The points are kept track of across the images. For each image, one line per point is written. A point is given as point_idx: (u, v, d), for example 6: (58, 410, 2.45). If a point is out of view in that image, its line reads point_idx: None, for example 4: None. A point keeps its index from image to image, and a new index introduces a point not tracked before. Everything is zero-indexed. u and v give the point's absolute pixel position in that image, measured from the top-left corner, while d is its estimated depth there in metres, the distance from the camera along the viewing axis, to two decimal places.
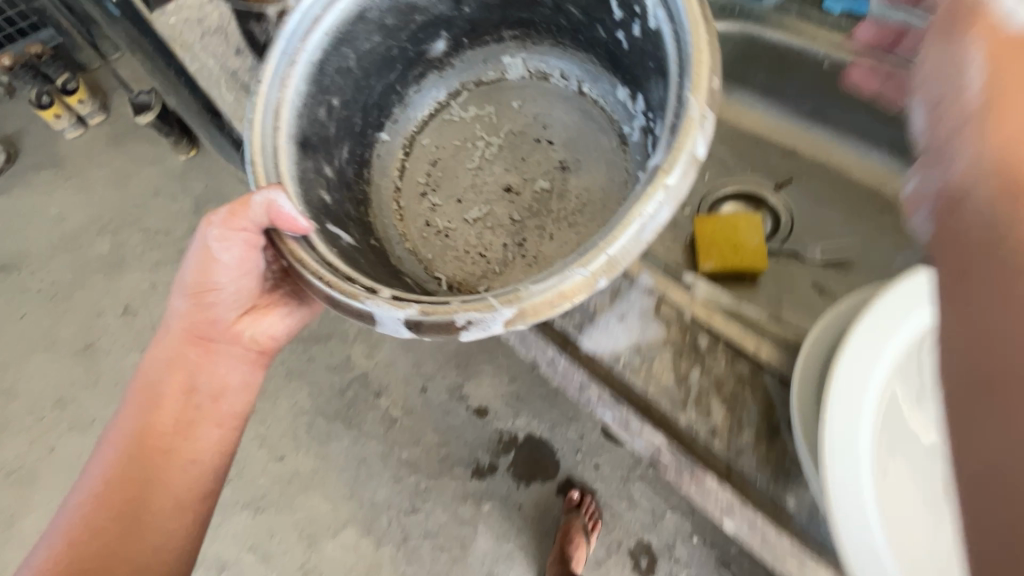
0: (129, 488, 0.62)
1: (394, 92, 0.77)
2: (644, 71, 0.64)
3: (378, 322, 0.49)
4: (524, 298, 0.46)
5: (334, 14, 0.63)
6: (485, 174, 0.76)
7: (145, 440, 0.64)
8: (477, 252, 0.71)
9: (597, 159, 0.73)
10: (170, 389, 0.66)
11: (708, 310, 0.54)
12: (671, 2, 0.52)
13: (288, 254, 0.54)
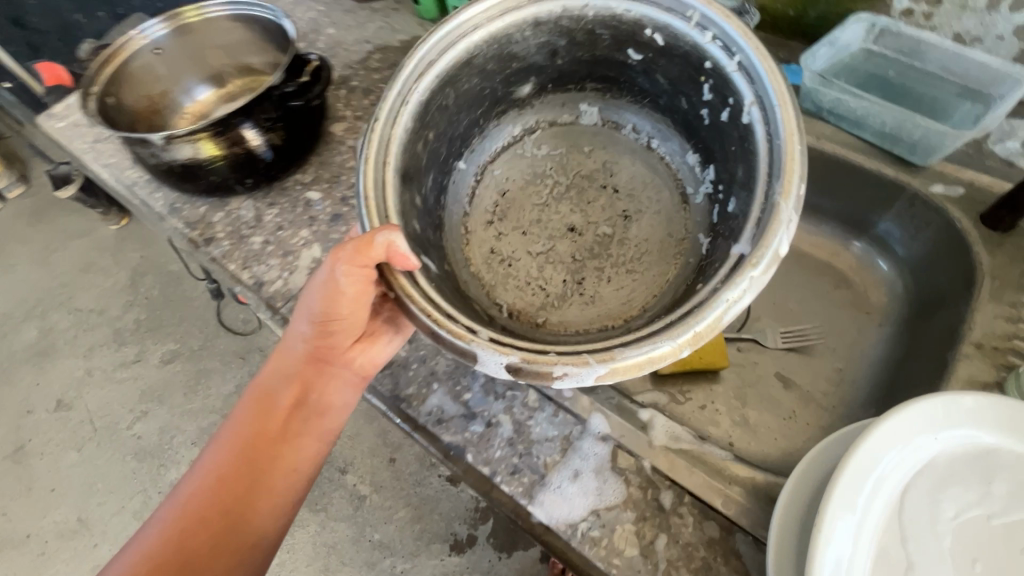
0: (225, 509, 0.49)
1: (477, 128, 0.64)
2: (724, 154, 0.55)
3: (481, 360, 0.41)
4: (618, 357, 0.39)
5: (452, 55, 0.54)
6: (551, 211, 0.66)
7: (242, 451, 0.51)
8: (537, 286, 0.62)
9: (660, 218, 0.63)
10: (281, 400, 0.53)
11: (669, 458, 0.49)
12: (773, 98, 0.45)
13: (395, 288, 0.44)
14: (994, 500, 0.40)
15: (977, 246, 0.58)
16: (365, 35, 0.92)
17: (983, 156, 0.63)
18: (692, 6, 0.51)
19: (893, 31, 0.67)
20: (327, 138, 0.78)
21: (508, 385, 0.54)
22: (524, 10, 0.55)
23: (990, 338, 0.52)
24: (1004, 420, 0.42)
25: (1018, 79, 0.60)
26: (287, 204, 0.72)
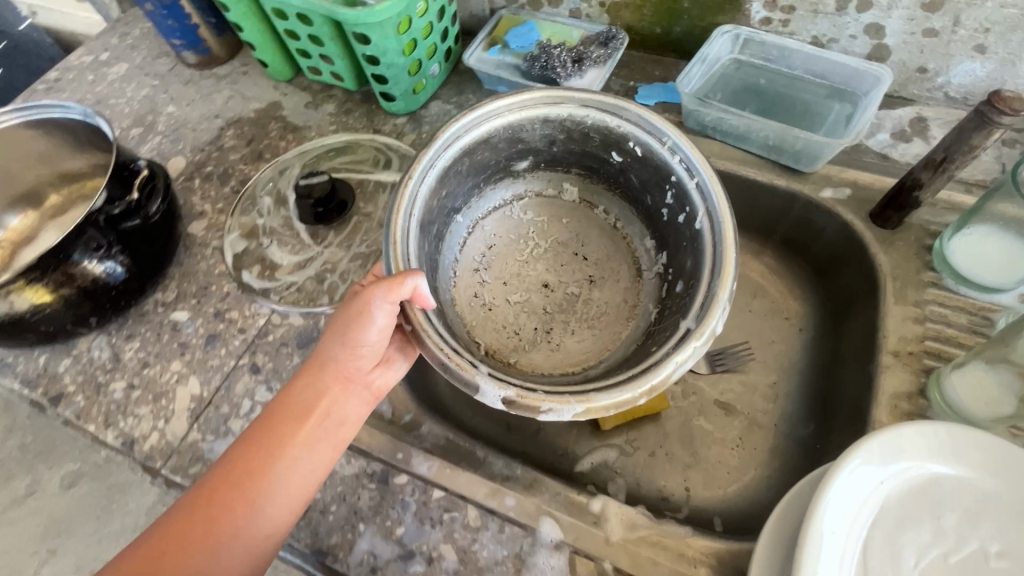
0: (218, 516, 0.42)
1: (475, 191, 0.61)
2: (675, 246, 0.56)
3: (483, 390, 0.42)
4: (595, 398, 0.42)
5: (475, 133, 0.55)
6: (528, 267, 0.63)
7: (245, 458, 0.44)
8: (509, 330, 0.59)
9: (616, 291, 0.61)
10: (294, 410, 0.45)
11: (629, 552, 0.45)
12: (715, 218, 0.48)
13: (412, 321, 0.45)
14: (947, 534, 0.40)
15: (873, 247, 0.59)
16: (212, 108, 0.81)
17: (861, 154, 0.64)
18: (667, 131, 0.52)
19: (757, 41, 0.68)
20: (184, 241, 0.67)
21: (443, 507, 0.48)
22: (537, 107, 0.56)
23: (905, 343, 0.53)
24: (947, 448, 0.41)
25: (877, 76, 0.62)
26: (149, 333, 0.61)
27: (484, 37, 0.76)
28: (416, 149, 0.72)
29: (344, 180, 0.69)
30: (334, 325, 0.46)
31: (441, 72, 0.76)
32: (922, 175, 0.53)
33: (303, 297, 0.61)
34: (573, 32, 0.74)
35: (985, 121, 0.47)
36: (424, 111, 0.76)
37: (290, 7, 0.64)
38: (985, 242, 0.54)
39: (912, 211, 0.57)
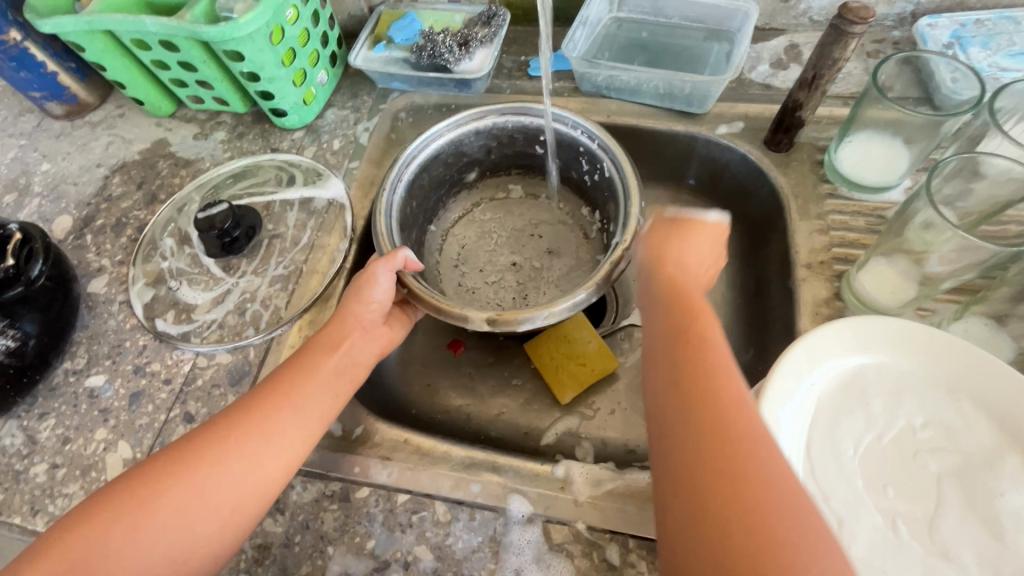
0: (244, 423, 0.42)
1: (440, 203, 0.76)
2: (602, 200, 0.70)
3: (471, 318, 0.51)
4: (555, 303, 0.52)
5: (425, 152, 0.68)
6: (495, 255, 0.77)
7: (275, 377, 0.46)
8: (492, 304, 0.72)
9: (572, 259, 0.75)
10: (318, 347, 0.48)
11: (599, 507, 0.46)
12: (621, 167, 0.62)
13: (407, 284, 0.52)
14: (878, 417, 0.43)
15: (772, 171, 0.62)
16: (93, 157, 0.75)
17: (747, 87, 0.67)
18: (567, 115, 0.66)
19: None
20: (86, 302, 0.62)
21: (411, 509, 0.47)
22: (468, 123, 0.69)
23: (815, 254, 0.56)
24: (865, 340, 0.44)
25: (746, 11, 0.65)
26: (65, 407, 0.56)
27: (367, 37, 0.74)
28: (320, 161, 0.70)
29: (248, 206, 0.66)
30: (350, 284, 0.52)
31: (330, 79, 0.74)
32: (800, 96, 0.56)
33: (227, 333, 0.58)
34: (454, 17, 0.74)
35: (840, 34, 0.50)
36: (320, 121, 0.74)
37: (149, 34, 0.60)
38: (866, 147, 0.58)
39: (799, 131, 0.61)
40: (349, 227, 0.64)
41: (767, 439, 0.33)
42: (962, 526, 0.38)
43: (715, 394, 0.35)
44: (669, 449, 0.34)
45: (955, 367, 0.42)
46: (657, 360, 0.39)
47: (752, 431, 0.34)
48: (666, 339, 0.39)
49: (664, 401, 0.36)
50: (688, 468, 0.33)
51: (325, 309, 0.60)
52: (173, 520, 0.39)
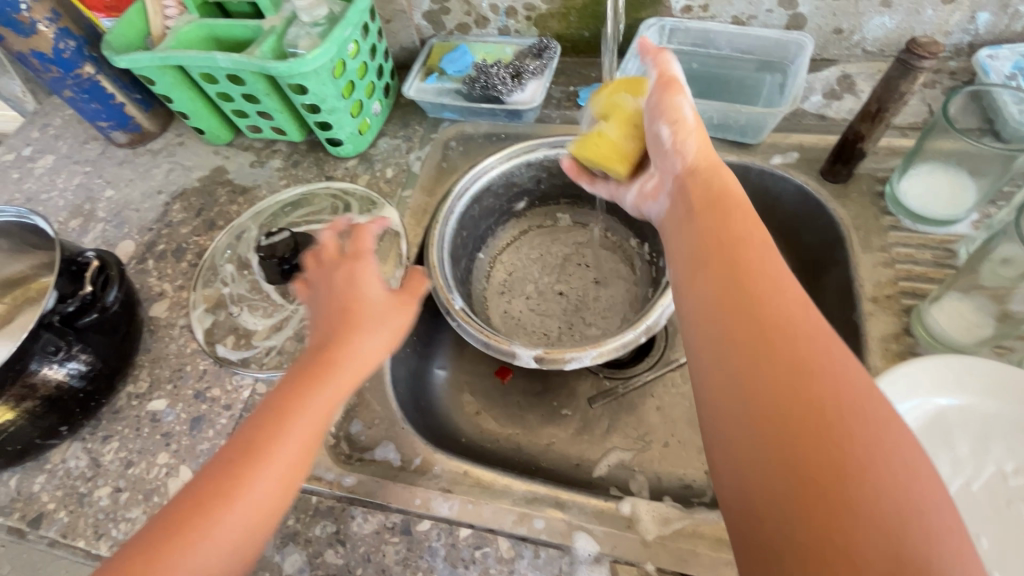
0: (235, 500, 0.37)
1: (490, 232, 0.78)
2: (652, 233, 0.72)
3: (518, 354, 0.56)
4: (602, 343, 0.56)
5: (479, 184, 0.71)
6: (541, 282, 0.77)
7: (256, 431, 0.40)
8: (539, 331, 0.73)
9: (621, 288, 0.75)
10: (292, 396, 0.42)
11: (668, 549, 0.44)
12: None
13: (457, 318, 0.60)
14: (964, 461, 0.41)
15: (830, 202, 0.61)
16: (154, 184, 0.78)
17: (801, 117, 0.67)
18: None
19: (682, 29, 0.70)
20: (148, 326, 0.64)
21: (473, 544, 0.46)
22: (520, 155, 0.72)
23: (881, 287, 0.54)
24: (950, 380, 0.42)
25: (800, 43, 0.65)
26: (127, 430, 0.57)
27: (420, 68, 0.76)
28: (374, 190, 0.71)
29: (306, 233, 0.67)
30: (336, 276, 0.50)
31: (384, 109, 0.76)
32: (862, 128, 0.56)
33: (286, 359, 0.59)
34: (505, 49, 0.75)
35: (908, 68, 0.50)
36: (373, 150, 0.76)
37: (218, 68, 0.63)
38: (931, 179, 0.57)
39: (859, 162, 0.60)
40: (404, 255, 0.65)
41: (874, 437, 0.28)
42: None
43: (800, 338, 0.32)
44: (762, 409, 0.31)
45: None
46: (720, 308, 0.35)
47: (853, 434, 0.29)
48: (726, 295, 0.36)
49: (737, 353, 0.33)
50: (775, 440, 0.30)
51: None
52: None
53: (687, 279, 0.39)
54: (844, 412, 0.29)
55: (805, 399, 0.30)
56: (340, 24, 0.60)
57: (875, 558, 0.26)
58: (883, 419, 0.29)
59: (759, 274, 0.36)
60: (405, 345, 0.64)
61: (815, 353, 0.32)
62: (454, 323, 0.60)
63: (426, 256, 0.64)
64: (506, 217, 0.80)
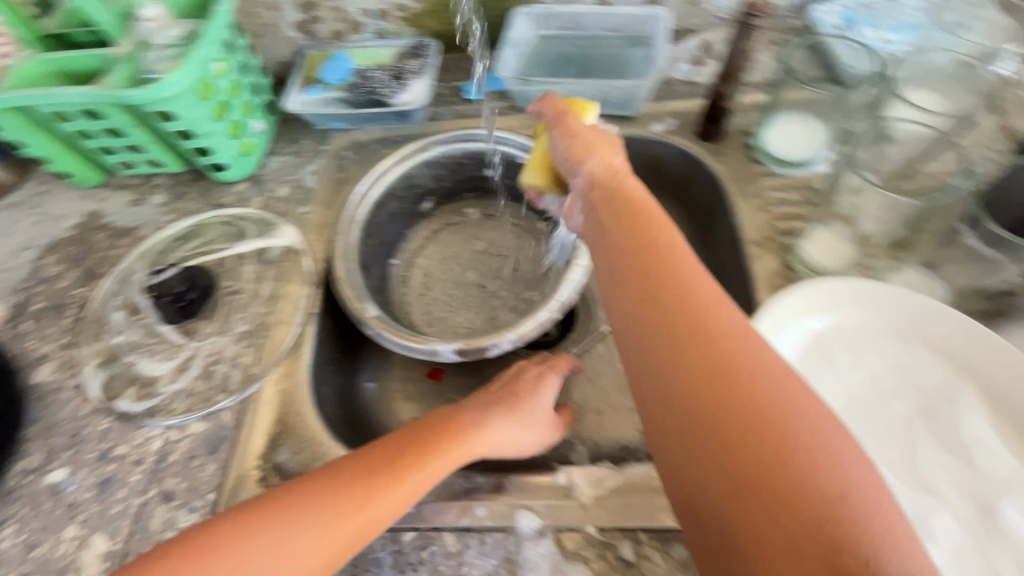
0: (342, 520, 0.41)
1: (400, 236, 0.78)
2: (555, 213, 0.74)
3: (439, 350, 0.57)
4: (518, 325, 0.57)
5: (378, 190, 0.70)
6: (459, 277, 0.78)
7: (376, 457, 0.44)
8: (463, 325, 0.73)
9: (537, 271, 0.77)
10: (415, 441, 0.46)
11: (605, 506, 0.46)
12: None
13: (374, 327, 0.59)
14: (844, 369, 0.46)
15: (708, 159, 0.66)
16: (18, 241, 0.71)
17: (671, 86, 0.72)
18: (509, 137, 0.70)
19: (551, 14, 0.72)
20: (32, 395, 0.58)
21: (420, 545, 0.46)
22: (415, 156, 0.72)
23: (761, 230, 0.59)
24: (817, 302, 0.47)
25: (658, 16, 0.70)
26: (25, 510, 0.52)
27: (299, 81, 0.74)
28: (269, 211, 0.69)
29: (199, 266, 0.63)
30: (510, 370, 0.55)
31: (267, 126, 0.73)
32: (722, 87, 0.61)
33: (197, 401, 0.56)
34: (384, 51, 0.75)
35: (747, 28, 0.55)
36: (262, 171, 0.73)
37: (68, 105, 0.58)
38: (789, 127, 0.62)
39: (726, 120, 0.65)
40: (309, 272, 0.63)
41: (808, 445, 0.30)
42: (935, 459, 0.41)
43: (722, 358, 0.33)
44: (702, 417, 0.32)
45: (906, 316, 0.46)
46: (650, 328, 0.36)
47: (788, 442, 0.30)
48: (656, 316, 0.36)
49: (672, 372, 0.34)
50: (722, 458, 0.31)
51: (297, 359, 0.58)
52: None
53: (614, 312, 0.40)
54: (776, 433, 0.30)
55: (742, 417, 0.31)
56: (197, 43, 0.58)
57: (821, 558, 0.27)
58: (812, 432, 0.30)
59: (675, 297, 0.37)
60: (326, 364, 0.62)
61: (747, 368, 0.33)
62: (370, 330, 0.59)
63: (333, 268, 0.63)
64: (416, 220, 0.80)
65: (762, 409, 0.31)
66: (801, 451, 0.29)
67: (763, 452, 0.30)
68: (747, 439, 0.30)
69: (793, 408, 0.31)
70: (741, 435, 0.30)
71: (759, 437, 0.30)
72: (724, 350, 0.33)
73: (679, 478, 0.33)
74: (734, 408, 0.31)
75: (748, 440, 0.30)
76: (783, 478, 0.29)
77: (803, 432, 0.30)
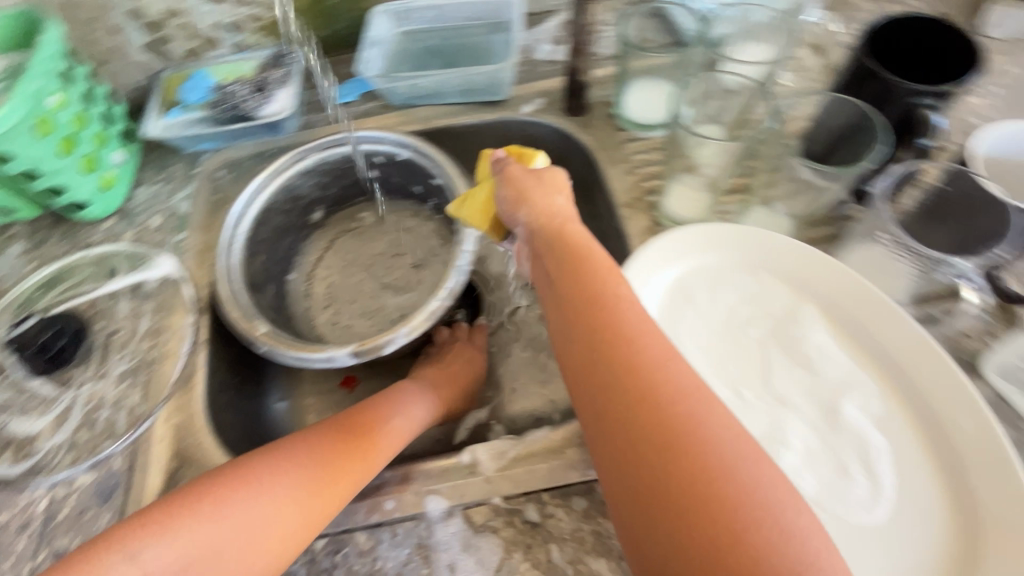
0: (339, 456, 0.46)
1: (294, 250, 0.77)
2: (444, 204, 0.74)
3: (335, 355, 0.56)
4: (411, 318, 0.57)
5: (256, 207, 0.68)
6: (362, 282, 0.77)
7: (352, 421, 0.50)
8: (369, 329, 0.73)
9: (439, 265, 0.77)
10: (381, 408, 0.53)
11: (510, 476, 0.48)
12: (444, 168, 0.67)
13: (265, 344, 0.58)
14: (704, 306, 0.49)
15: (577, 133, 0.68)
16: None
17: (537, 67, 0.74)
18: (384, 135, 0.70)
19: (409, 10, 0.73)
20: None
21: (332, 550, 0.46)
22: (291, 166, 0.70)
23: (630, 192, 0.63)
24: (671, 251, 0.51)
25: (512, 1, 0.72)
26: None
27: (157, 105, 0.70)
28: (141, 244, 0.65)
29: (67, 311, 0.60)
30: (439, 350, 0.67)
31: (131, 156, 0.69)
32: (575, 62, 0.63)
33: (82, 451, 0.53)
34: (245, 64, 0.73)
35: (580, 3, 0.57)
36: (130, 204, 0.69)
37: None
38: (646, 91, 0.65)
39: (587, 93, 0.68)
40: (191, 299, 0.61)
41: (744, 479, 0.30)
42: (789, 375, 0.45)
43: (675, 425, 0.31)
44: (640, 446, 0.31)
45: (753, 250, 0.51)
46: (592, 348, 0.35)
47: (722, 472, 0.29)
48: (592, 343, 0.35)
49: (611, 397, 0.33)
50: (658, 482, 0.30)
51: (189, 390, 0.56)
52: (220, 527, 0.40)
53: (563, 365, 0.37)
54: (709, 460, 0.30)
55: (682, 445, 0.30)
56: (24, 78, 0.54)
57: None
58: (742, 459, 0.30)
59: (625, 357, 0.34)
60: (225, 390, 0.60)
61: (686, 400, 0.32)
62: (260, 347, 0.58)
63: (216, 291, 0.61)
64: (310, 232, 0.79)
65: (710, 483, 0.29)
66: (742, 488, 0.29)
67: (701, 472, 0.29)
68: (688, 465, 0.30)
69: (723, 436, 0.31)
70: (682, 464, 0.30)
71: (691, 463, 0.30)
72: (667, 380, 0.33)
73: (624, 513, 0.32)
74: (676, 436, 0.31)
75: (687, 469, 0.30)
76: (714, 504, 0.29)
77: (741, 463, 0.30)
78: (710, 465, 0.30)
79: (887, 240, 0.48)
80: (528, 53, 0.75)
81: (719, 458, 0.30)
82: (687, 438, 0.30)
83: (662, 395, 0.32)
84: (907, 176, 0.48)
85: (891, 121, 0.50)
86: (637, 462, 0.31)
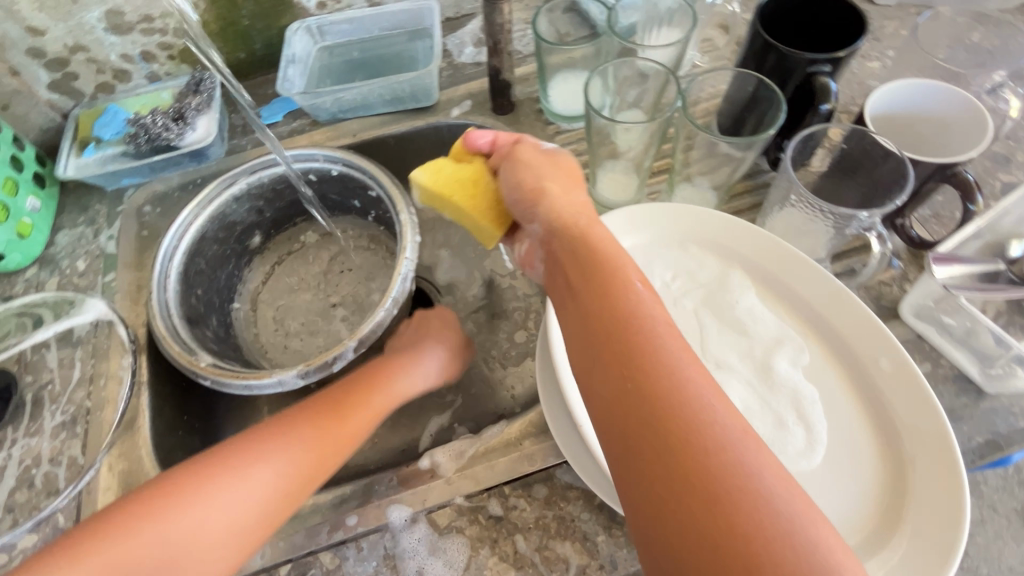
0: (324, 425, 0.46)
1: (236, 277, 0.75)
2: (383, 215, 0.73)
3: (283, 378, 0.55)
4: (358, 331, 0.56)
5: (188, 237, 0.66)
6: (311, 302, 0.76)
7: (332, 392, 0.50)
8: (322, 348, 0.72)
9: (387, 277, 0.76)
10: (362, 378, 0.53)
11: (471, 475, 0.48)
12: (376, 179, 0.67)
13: (207, 375, 0.56)
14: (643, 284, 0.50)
15: (508, 131, 0.69)
16: None
17: (461, 70, 0.75)
18: (313, 152, 0.68)
19: (327, 25, 0.73)
20: None
21: (298, 574, 0.45)
22: (221, 192, 0.68)
23: None
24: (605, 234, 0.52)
25: (429, 7, 0.72)
26: None
27: (70, 144, 0.68)
28: (67, 290, 0.63)
29: None
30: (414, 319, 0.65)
31: (45, 202, 0.67)
32: (495, 61, 0.64)
33: (21, 514, 0.50)
34: (162, 94, 0.71)
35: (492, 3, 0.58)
36: (51, 250, 0.66)
37: None
38: (569, 83, 0.67)
39: (513, 92, 0.69)
40: (127, 339, 0.58)
41: (758, 484, 0.27)
42: (725, 341, 0.46)
43: (713, 470, 0.27)
44: (648, 441, 0.28)
45: (679, 222, 0.52)
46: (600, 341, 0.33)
47: (735, 472, 0.27)
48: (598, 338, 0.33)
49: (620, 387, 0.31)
50: (666, 479, 0.27)
51: (133, 434, 0.54)
52: (216, 493, 0.39)
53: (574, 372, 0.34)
54: (722, 461, 0.27)
55: (694, 442, 0.28)
56: None
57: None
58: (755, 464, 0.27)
59: (650, 381, 0.30)
60: (173, 429, 0.58)
61: (696, 398, 0.29)
62: (203, 379, 0.56)
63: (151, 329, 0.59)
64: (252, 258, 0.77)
65: (745, 520, 0.25)
66: (754, 494, 0.26)
67: (713, 474, 0.27)
68: (700, 463, 0.27)
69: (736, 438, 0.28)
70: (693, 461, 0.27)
71: (702, 464, 0.27)
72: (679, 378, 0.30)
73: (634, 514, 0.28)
74: (687, 433, 0.28)
75: (698, 469, 0.27)
76: (726, 510, 0.26)
77: (756, 464, 0.27)
78: (720, 464, 0.27)
79: (800, 202, 0.50)
80: (452, 57, 0.76)
81: (734, 457, 0.27)
82: (696, 432, 0.28)
83: (671, 391, 0.29)
84: (815, 144, 0.51)
85: (792, 90, 0.52)
86: (646, 461, 0.28)
